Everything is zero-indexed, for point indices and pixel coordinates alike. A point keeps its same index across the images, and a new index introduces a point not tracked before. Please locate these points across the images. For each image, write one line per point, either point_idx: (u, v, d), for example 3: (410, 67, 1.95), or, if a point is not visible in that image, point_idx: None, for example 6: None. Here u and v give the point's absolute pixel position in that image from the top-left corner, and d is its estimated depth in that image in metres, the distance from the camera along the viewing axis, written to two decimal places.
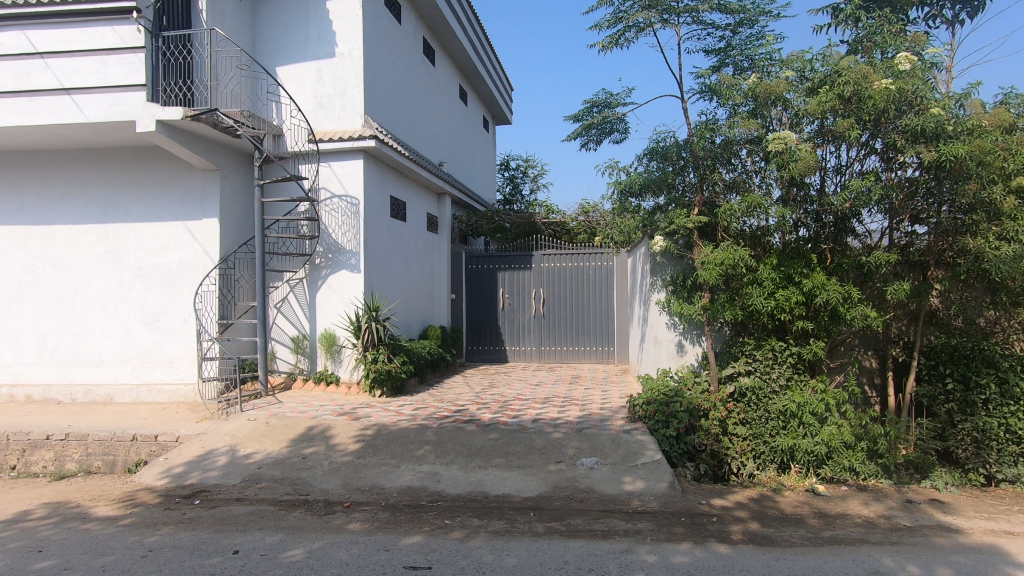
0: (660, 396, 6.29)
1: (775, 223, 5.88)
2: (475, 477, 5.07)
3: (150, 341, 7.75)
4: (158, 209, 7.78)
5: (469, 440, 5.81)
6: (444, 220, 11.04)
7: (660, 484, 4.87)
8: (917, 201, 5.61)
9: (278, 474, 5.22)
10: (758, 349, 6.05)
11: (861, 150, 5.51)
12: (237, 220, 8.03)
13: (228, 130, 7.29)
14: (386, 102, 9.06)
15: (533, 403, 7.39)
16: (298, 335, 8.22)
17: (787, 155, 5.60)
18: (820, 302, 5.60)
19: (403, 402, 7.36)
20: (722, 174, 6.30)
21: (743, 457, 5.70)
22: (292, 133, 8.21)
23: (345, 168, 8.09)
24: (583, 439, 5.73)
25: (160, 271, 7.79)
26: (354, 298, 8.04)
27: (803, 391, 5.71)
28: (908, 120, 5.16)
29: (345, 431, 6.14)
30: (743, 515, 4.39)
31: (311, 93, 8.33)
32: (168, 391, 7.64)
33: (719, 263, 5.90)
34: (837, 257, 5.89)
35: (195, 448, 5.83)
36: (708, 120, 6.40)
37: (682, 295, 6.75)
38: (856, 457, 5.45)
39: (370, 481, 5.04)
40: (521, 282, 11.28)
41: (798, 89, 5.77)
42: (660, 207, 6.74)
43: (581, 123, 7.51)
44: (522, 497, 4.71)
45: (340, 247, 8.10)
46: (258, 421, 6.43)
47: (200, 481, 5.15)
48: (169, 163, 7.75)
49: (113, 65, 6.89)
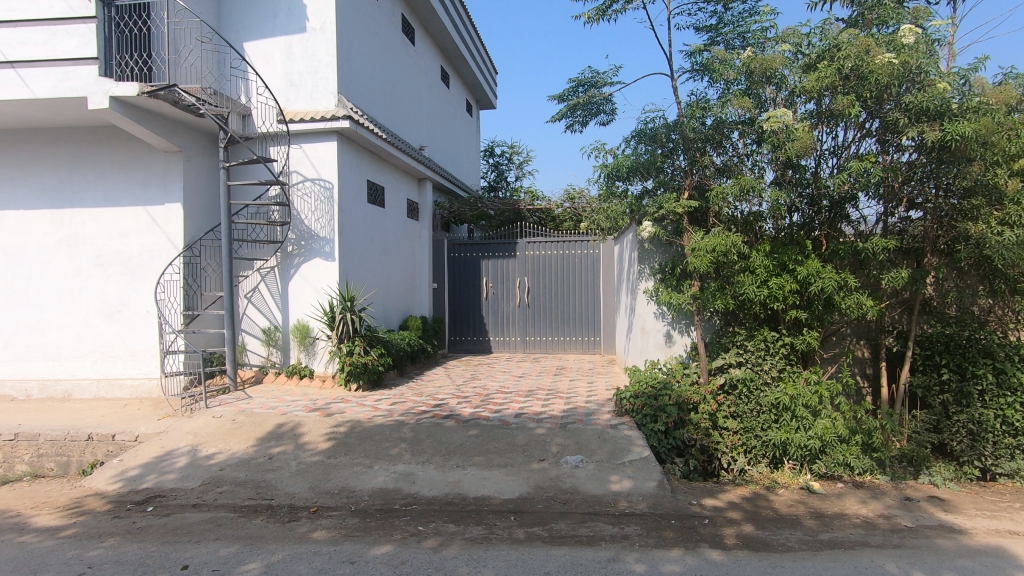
0: (648, 390, 6.01)
1: (768, 207, 5.61)
2: (453, 477, 4.75)
3: (111, 334, 7.32)
4: (117, 193, 7.31)
5: (447, 437, 5.49)
6: (425, 207, 10.64)
7: (648, 483, 4.60)
8: (914, 185, 5.36)
9: (241, 476, 4.87)
10: (749, 340, 5.83)
11: (858, 130, 5.24)
12: (203, 206, 7.58)
13: (189, 108, 6.82)
14: (362, 81, 8.61)
15: (516, 396, 7.09)
16: (269, 326, 7.83)
17: (783, 135, 5.30)
18: (814, 291, 5.36)
19: (380, 397, 7.01)
20: (713, 157, 6.04)
21: (734, 451, 5.46)
22: (260, 112, 7.73)
23: (318, 150, 7.66)
24: (568, 435, 5.44)
25: (120, 259, 7.32)
26: (328, 287, 7.65)
27: (796, 383, 5.52)
28: (910, 97, 4.87)
29: (316, 428, 5.79)
30: (737, 517, 4.14)
31: (280, 71, 7.85)
32: (131, 387, 7.22)
33: (710, 250, 5.63)
34: (832, 244, 5.63)
35: (153, 449, 5.45)
36: (699, 99, 6.10)
37: (670, 284, 6.49)
38: (850, 450, 5.27)
39: (340, 483, 4.70)
40: (505, 271, 10.94)
41: (796, 64, 5.45)
42: (648, 191, 6.48)
43: (566, 103, 7.16)
44: (503, 499, 4.41)
45: (313, 234, 7.70)
46: (224, 419, 6.06)
47: (155, 485, 4.77)
48: (127, 144, 7.27)
49: (61, 37, 6.38)
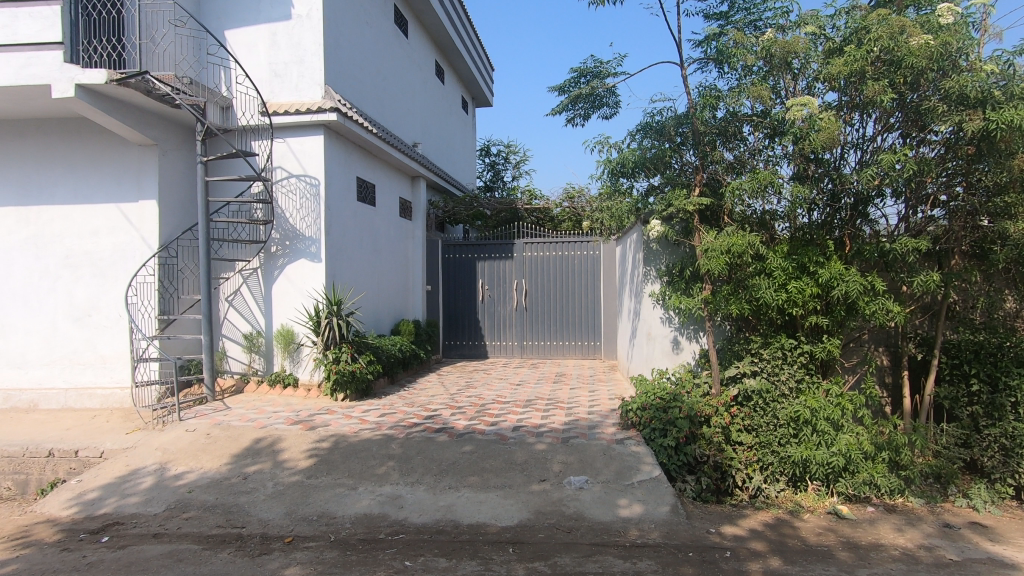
0: (656, 402, 5.57)
1: (788, 205, 5.22)
2: (445, 501, 4.30)
3: (80, 339, 6.84)
4: (88, 190, 6.84)
5: (439, 454, 5.05)
6: (418, 205, 10.18)
7: (660, 507, 4.15)
8: (940, 182, 4.93)
9: (210, 499, 4.40)
10: (765, 348, 5.40)
11: (879, 124, 4.86)
12: (180, 204, 7.11)
13: (164, 99, 6.36)
14: (351, 72, 8.17)
15: (513, 407, 6.64)
16: (251, 332, 7.36)
17: (805, 126, 4.91)
18: (837, 296, 4.96)
19: (369, 408, 6.55)
20: (724, 152, 5.67)
21: (749, 469, 5.06)
22: (240, 103, 7.26)
23: (304, 144, 7.21)
24: (570, 451, 5.01)
25: (91, 260, 6.85)
26: (314, 290, 7.21)
27: (816, 395, 5.13)
28: (948, 82, 4.47)
29: (296, 443, 5.34)
30: (761, 549, 3.71)
31: (263, 60, 7.38)
32: (101, 396, 6.74)
33: (725, 250, 5.20)
34: (856, 244, 5.20)
35: (117, 467, 4.99)
36: (711, 88, 5.70)
37: (679, 287, 6.03)
38: (876, 469, 4.87)
39: (320, 508, 4.24)
40: (502, 273, 10.51)
41: (816, 51, 5.07)
42: (654, 188, 6.06)
43: (567, 95, 6.73)
44: (500, 527, 3.97)
45: (299, 233, 7.25)
46: (198, 433, 5.60)
47: (114, 511, 4.30)
48: (99, 137, 6.81)
49: (23, 20, 5.93)
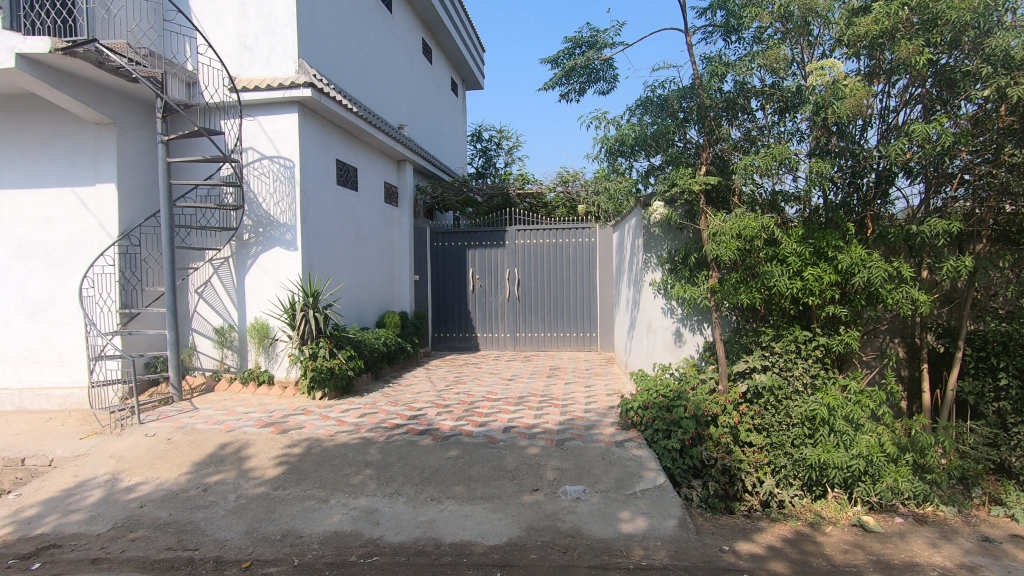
0: (659, 400, 5.10)
1: (806, 184, 4.76)
2: (425, 516, 3.83)
3: (35, 336, 6.31)
4: (39, 173, 6.29)
5: (422, 460, 4.60)
6: (405, 191, 9.66)
7: (667, 521, 3.70)
8: (958, 162, 4.48)
9: (163, 516, 3.92)
10: (776, 341, 4.98)
11: (900, 96, 4.52)
12: (143, 188, 6.56)
13: (119, 72, 5.81)
14: (327, 46, 7.59)
15: (504, 404, 6.19)
16: (222, 326, 6.85)
17: (828, 94, 4.49)
18: (858, 284, 4.51)
19: (349, 407, 6.07)
20: (731, 129, 5.21)
21: (760, 472, 4.66)
22: (207, 79, 6.70)
23: (276, 123, 6.67)
24: (566, 456, 4.58)
25: (45, 250, 6.31)
26: (289, 280, 6.69)
27: (834, 392, 4.69)
28: (993, 40, 4.01)
29: (265, 449, 4.88)
30: (782, 571, 3.29)
31: (231, 32, 6.80)
32: (59, 397, 6.22)
33: (737, 234, 4.73)
34: (879, 226, 4.75)
35: (63, 478, 4.50)
36: (720, 57, 5.22)
37: (683, 275, 5.60)
38: (900, 473, 4.48)
39: (285, 526, 3.77)
40: (494, 262, 10.01)
41: (837, 12, 4.61)
42: (655, 169, 5.56)
43: (559, 68, 6.22)
44: (487, 547, 3.50)
45: (272, 219, 6.73)
46: (158, 438, 5.14)
47: (52, 531, 3.81)
48: (52, 116, 6.25)
49: None
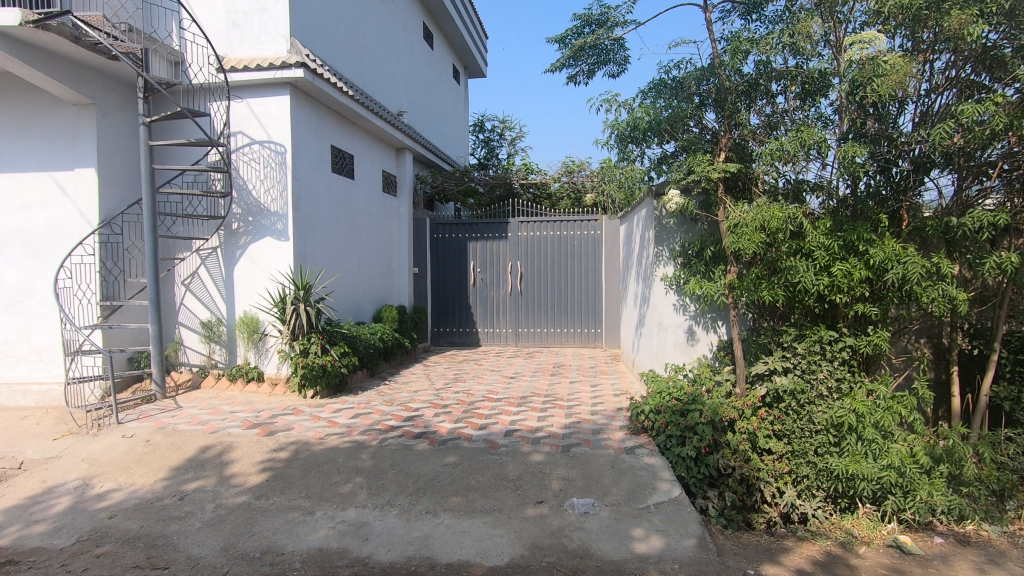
0: (672, 404, 4.70)
1: (836, 172, 4.38)
2: (419, 531, 3.50)
3: (11, 328, 5.98)
4: (14, 157, 5.94)
5: (417, 468, 4.26)
6: (403, 180, 9.29)
7: (685, 541, 3.36)
8: (997, 150, 4.12)
9: (133, 528, 3.59)
10: (799, 341, 4.63)
11: (937, 77, 4.18)
12: (126, 173, 6.20)
13: (97, 48, 5.46)
14: (321, 25, 7.19)
15: (506, 405, 5.85)
16: (210, 319, 6.52)
17: (867, 71, 4.11)
18: (891, 281, 4.14)
19: (341, 407, 5.74)
20: (752, 113, 4.82)
21: (780, 482, 4.31)
22: (194, 57, 6.32)
23: (267, 106, 6.30)
24: (572, 464, 4.24)
25: (21, 238, 5.96)
26: (279, 272, 6.34)
27: (862, 397, 4.34)
28: None
29: (249, 453, 4.55)
30: None
31: (219, 8, 6.41)
32: (36, 394, 5.91)
33: (759, 227, 4.35)
34: (914, 218, 4.38)
35: (30, 484, 4.17)
36: (742, 34, 4.82)
37: (698, 269, 5.24)
38: (934, 486, 4.12)
39: (265, 541, 3.43)
40: (496, 254, 9.65)
41: None
42: (669, 156, 5.15)
43: (566, 47, 5.82)
44: (487, 569, 3.15)
45: (262, 207, 6.37)
46: (136, 439, 4.81)
47: (11, 544, 3.48)
48: (29, 96, 5.90)
49: None
